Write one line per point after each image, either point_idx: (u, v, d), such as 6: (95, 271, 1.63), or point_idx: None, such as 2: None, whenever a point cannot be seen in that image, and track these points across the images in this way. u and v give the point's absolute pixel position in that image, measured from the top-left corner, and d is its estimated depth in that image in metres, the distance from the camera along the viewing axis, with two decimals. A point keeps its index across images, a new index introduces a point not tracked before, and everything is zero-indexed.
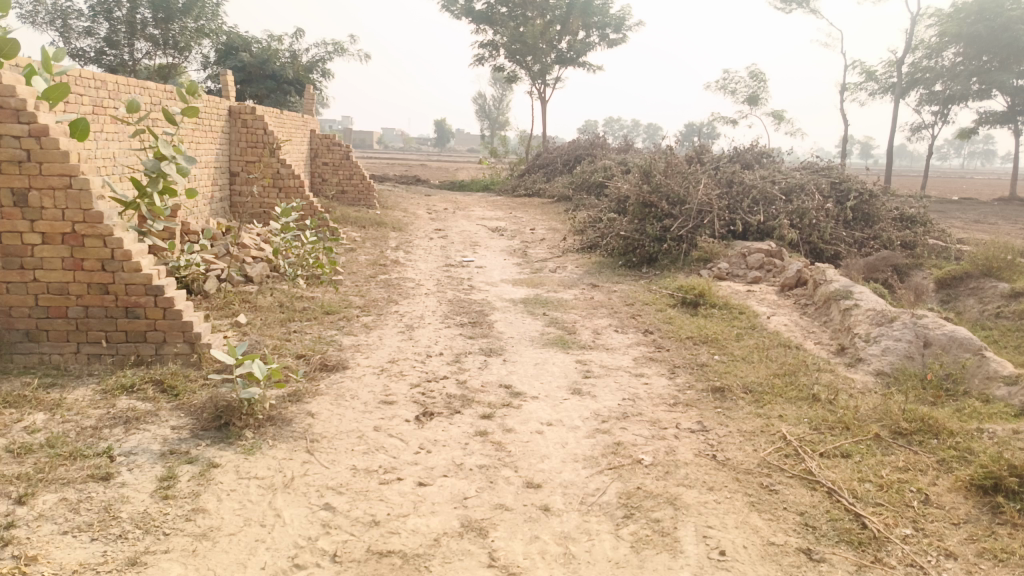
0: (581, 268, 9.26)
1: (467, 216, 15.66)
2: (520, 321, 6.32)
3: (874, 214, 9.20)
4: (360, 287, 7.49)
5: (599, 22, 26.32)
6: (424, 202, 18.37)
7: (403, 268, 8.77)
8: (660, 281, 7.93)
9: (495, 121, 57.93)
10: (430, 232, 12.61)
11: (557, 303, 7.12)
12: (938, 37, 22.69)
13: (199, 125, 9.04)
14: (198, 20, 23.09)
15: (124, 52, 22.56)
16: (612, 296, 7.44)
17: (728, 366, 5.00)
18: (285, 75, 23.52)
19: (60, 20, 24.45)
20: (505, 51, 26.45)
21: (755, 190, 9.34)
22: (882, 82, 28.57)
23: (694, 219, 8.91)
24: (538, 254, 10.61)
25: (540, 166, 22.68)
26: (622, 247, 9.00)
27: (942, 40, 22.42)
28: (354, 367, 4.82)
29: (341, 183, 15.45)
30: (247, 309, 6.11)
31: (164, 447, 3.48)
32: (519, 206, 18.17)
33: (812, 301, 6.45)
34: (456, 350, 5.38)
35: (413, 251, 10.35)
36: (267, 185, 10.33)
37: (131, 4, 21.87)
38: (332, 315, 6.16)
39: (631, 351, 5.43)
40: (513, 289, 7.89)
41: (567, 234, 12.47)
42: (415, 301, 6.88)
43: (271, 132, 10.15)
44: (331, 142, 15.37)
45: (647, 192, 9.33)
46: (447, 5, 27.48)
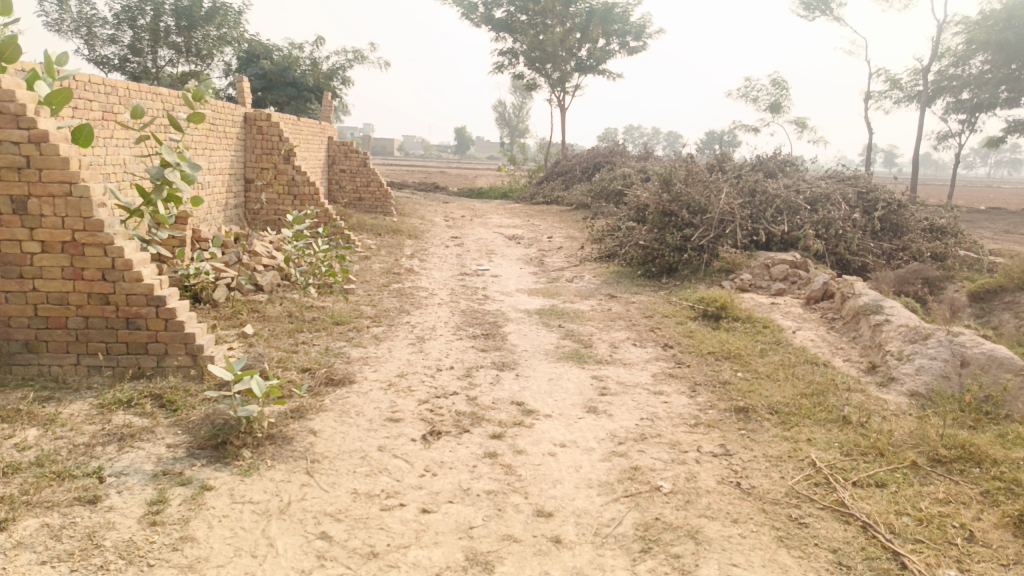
0: (599, 278, 9.04)
1: (484, 224, 15.50)
2: (535, 334, 6.12)
3: (903, 225, 8.89)
4: (372, 296, 7.33)
5: (620, 29, 26.12)
6: (442, 209, 18.25)
7: (417, 277, 8.61)
8: (680, 292, 7.69)
9: (514, 128, 57.87)
10: (447, 240, 12.45)
11: (574, 315, 6.91)
12: (965, 44, 22.18)
13: (214, 131, 8.96)
14: (220, 28, 23.24)
15: (147, 60, 22.75)
16: (630, 308, 7.21)
17: (752, 384, 4.76)
18: (305, 82, 23.57)
19: (86, 28, 24.74)
20: (524, 58, 26.32)
21: (779, 199, 9.07)
22: (908, 90, 28.04)
23: (716, 229, 8.66)
24: (555, 263, 10.42)
25: (559, 174, 22.53)
26: (641, 257, 8.77)
27: (970, 47, 21.90)
28: (361, 381, 4.65)
29: (358, 190, 15.36)
30: (255, 319, 5.97)
31: (157, 467, 3.32)
32: (537, 213, 18.00)
33: (840, 315, 6.18)
34: (468, 363, 5.18)
35: (428, 259, 10.20)
36: (282, 192, 10.23)
37: (155, 12, 22.05)
38: (342, 326, 6.00)
39: (650, 367, 5.21)
40: (529, 300, 7.69)
41: (585, 242, 12.25)
42: (427, 311, 6.70)
43: (287, 139, 10.06)
44: (348, 149, 15.30)
45: (667, 201, 9.10)
46: (467, 13, 27.44)
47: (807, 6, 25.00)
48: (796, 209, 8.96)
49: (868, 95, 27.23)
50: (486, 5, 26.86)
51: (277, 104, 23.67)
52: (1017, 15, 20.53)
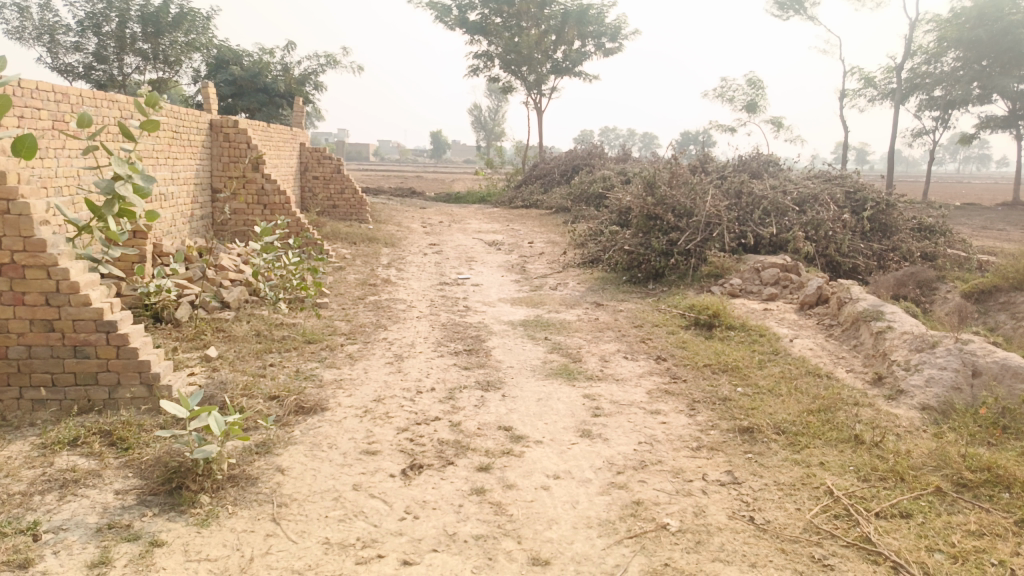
0: (584, 284, 8.75)
1: (462, 230, 15.15)
2: (519, 348, 5.79)
3: (892, 225, 8.70)
4: (347, 311, 6.96)
5: (595, 31, 25.93)
6: (419, 215, 17.86)
7: (394, 288, 8.25)
8: (668, 299, 7.42)
9: (490, 132, 57.55)
10: (424, 248, 12.10)
11: (560, 326, 6.59)
12: (937, 41, 22.35)
13: (177, 140, 8.53)
14: (188, 34, 22.69)
15: (113, 67, 22.13)
16: (618, 317, 6.92)
17: (754, 400, 4.47)
18: (277, 88, 23.08)
19: (48, 35, 24.02)
20: (499, 61, 26.04)
21: (766, 201, 8.84)
22: (881, 89, 28.18)
23: (702, 233, 8.41)
24: (537, 269, 10.10)
25: (537, 178, 22.26)
26: (627, 262, 8.50)
27: (941, 44, 22.06)
28: (335, 409, 4.29)
29: (332, 197, 14.94)
30: (221, 339, 5.57)
31: (102, 519, 2.94)
32: (516, 218, 17.69)
33: (838, 322, 5.93)
34: (450, 383, 4.85)
35: (405, 268, 9.83)
36: (251, 201, 9.82)
37: (120, 18, 21.44)
38: (315, 345, 5.63)
39: (643, 382, 4.91)
40: (512, 310, 7.37)
41: (567, 247, 11.96)
42: (406, 326, 6.34)
43: (255, 146, 9.65)
44: (321, 155, 14.88)
45: (651, 204, 8.83)
46: (440, 16, 27.09)
47: (781, 6, 25.00)
48: (783, 211, 8.73)
49: (842, 94, 27.31)
50: (460, 8, 26.54)
51: (248, 110, 23.15)
52: (988, 13, 20.69)
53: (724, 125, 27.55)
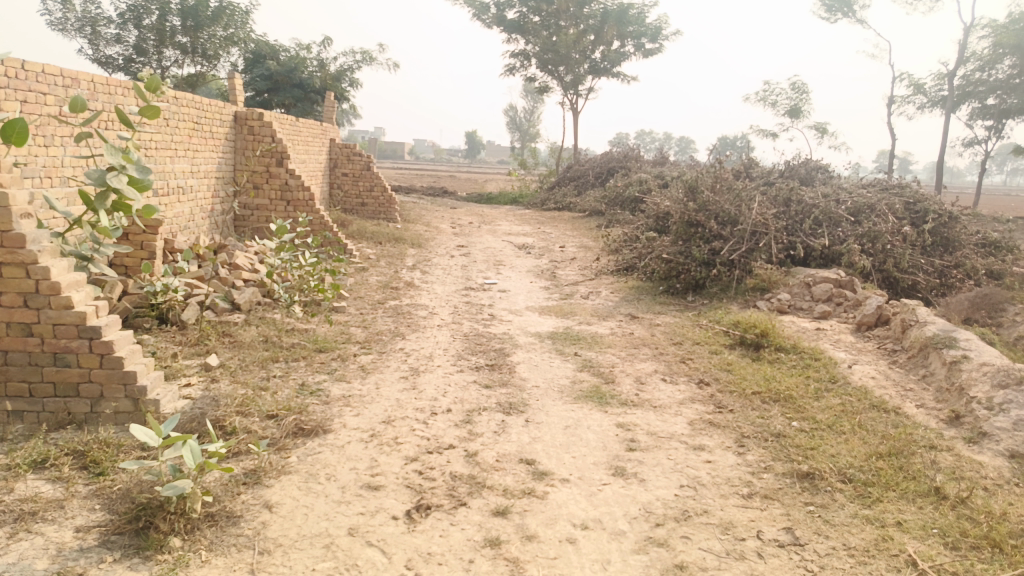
0: (617, 294, 8.22)
1: (492, 231, 14.69)
2: (547, 364, 5.30)
3: (956, 239, 8.01)
4: (365, 316, 6.54)
5: (635, 31, 25.29)
6: (449, 215, 17.48)
7: (417, 292, 7.83)
8: (710, 314, 6.87)
9: (524, 132, 57.07)
10: (452, 249, 11.66)
11: (592, 340, 6.08)
12: (991, 47, 21.20)
13: (198, 132, 8.21)
14: (227, 28, 22.61)
15: (152, 60, 22.13)
16: (655, 331, 6.39)
17: (812, 438, 3.92)
18: (312, 84, 22.89)
19: (89, 27, 24.16)
20: (536, 60, 25.56)
21: (817, 210, 8.22)
22: (931, 95, 27.05)
23: (746, 242, 7.83)
24: (569, 275, 9.60)
25: (571, 180, 21.75)
26: (664, 271, 7.95)
27: (996, 51, 20.95)
28: (338, 431, 3.85)
29: (361, 195, 14.60)
30: (226, 345, 5.18)
31: (53, 564, 2.53)
32: (548, 221, 17.20)
33: (902, 347, 5.33)
34: (468, 404, 4.38)
35: (430, 271, 9.41)
36: (274, 197, 9.44)
37: (159, 11, 21.43)
38: (325, 354, 5.21)
39: (684, 411, 4.39)
40: (541, 320, 6.88)
41: (600, 253, 11.43)
42: (425, 335, 5.89)
43: (280, 139, 9.29)
44: (351, 152, 14.55)
45: (693, 210, 8.28)
46: (477, 14, 26.73)
47: (828, 8, 24.11)
48: (836, 222, 8.10)
49: (890, 99, 26.25)
50: (498, 6, 26.11)
51: (283, 106, 23.00)
52: None
53: (765, 130, 26.75)
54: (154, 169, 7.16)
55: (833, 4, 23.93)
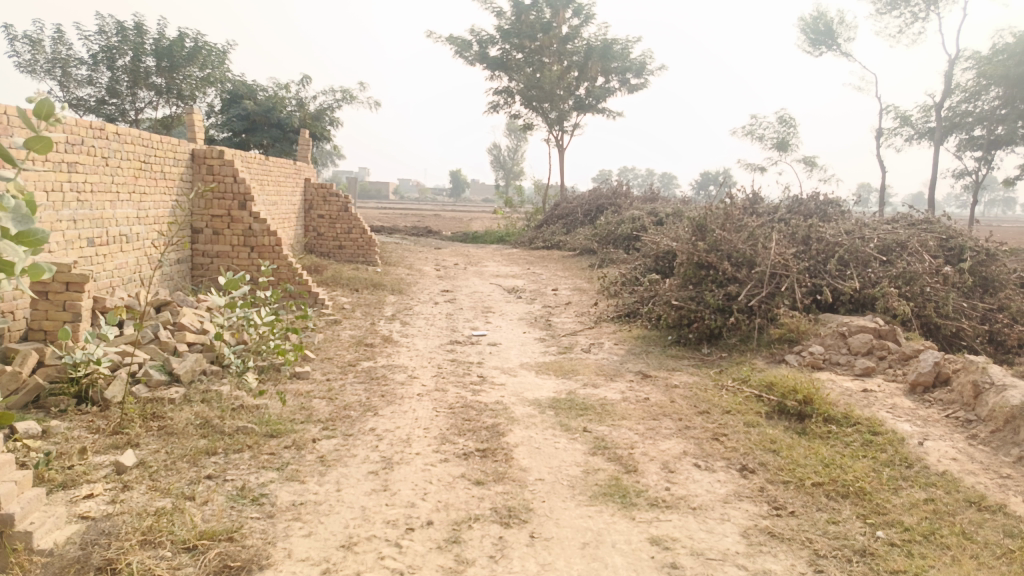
0: (621, 346, 7.31)
1: (479, 273, 13.78)
2: (551, 446, 4.33)
3: (996, 279, 7.19)
4: (332, 384, 5.55)
5: (619, 67, 24.85)
6: (433, 256, 16.56)
7: (396, 350, 6.86)
8: (732, 372, 5.96)
9: (508, 170, 56.74)
10: (436, 295, 10.72)
11: (602, 409, 5.12)
12: (976, 79, 20.88)
13: (147, 172, 7.30)
14: (204, 69, 21.89)
15: (125, 102, 21.31)
16: (674, 396, 5.44)
17: (909, 558, 2.98)
18: (292, 123, 22.13)
19: (60, 68, 23.34)
20: (520, 97, 25.00)
21: (841, 249, 7.38)
22: (916, 127, 26.71)
23: (765, 287, 6.97)
24: (565, 323, 8.67)
25: (558, 217, 21.01)
26: (674, 320, 7.06)
27: (981, 82, 20.61)
28: (280, 566, 2.85)
29: (339, 238, 13.68)
30: (153, 433, 4.18)
31: None
32: (538, 261, 16.33)
33: (979, 418, 4.43)
34: (455, 512, 3.40)
35: (411, 322, 8.45)
36: (236, 243, 8.47)
37: (133, 52, 20.65)
38: (278, 441, 4.21)
39: (732, 515, 3.43)
40: (538, 382, 5.92)
41: (597, 297, 10.53)
42: (403, 408, 4.91)
43: (243, 179, 8.38)
44: (327, 192, 13.66)
45: (703, 251, 7.42)
46: (459, 51, 26.25)
47: (812, 42, 23.82)
48: (863, 262, 7.26)
49: (876, 131, 25.89)
50: (480, 43, 25.64)
51: (262, 146, 22.18)
52: None
53: (752, 164, 26.32)
54: (89, 215, 6.23)
55: (817, 39, 23.68)
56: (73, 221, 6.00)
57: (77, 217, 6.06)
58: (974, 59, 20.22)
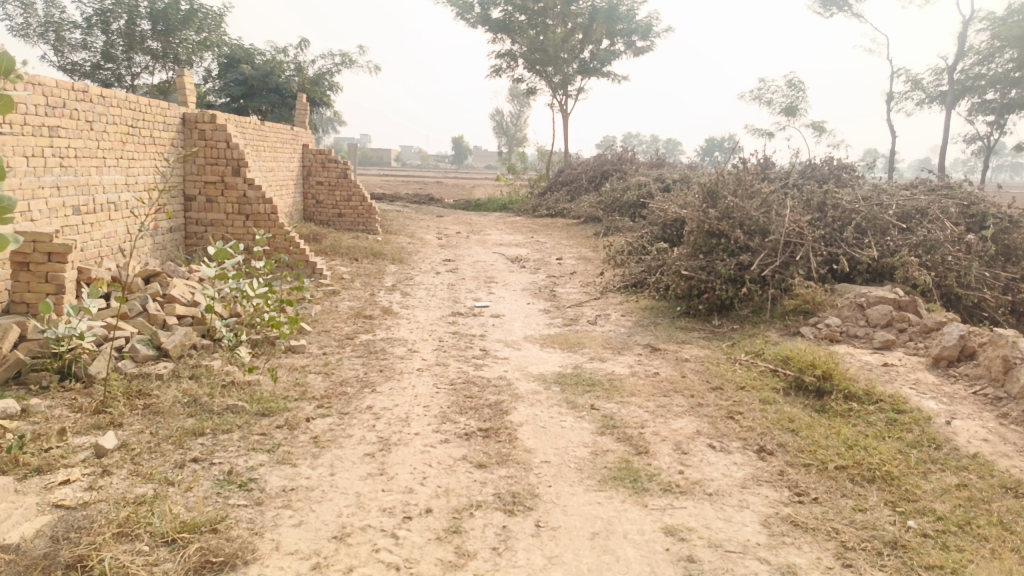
0: (629, 317, 7.06)
1: (481, 242, 13.49)
2: (557, 425, 4.11)
3: (1019, 247, 6.90)
4: (328, 359, 5.32)
5: (625, 30, 24.22)
6: (434, 225, 16.26)
7: (395, 322, 6.63)
8: (745, 346, 5.72)
9: (511, 137, 56.00)
10: (437, 264, 10.47)
11: (610, 385, 4.90)
12: (989, 40, 20.28)
13: (135, 137, 7.00)
14: (200, 32, 21.34)
15: (121, 66, 20.83)
16: (685, 370, 5.21)
17: (945, 552, 2.76)
18: (290, 88, 21.65)
19: (53, 32, 22.80)
20: (523, 60, 24.42)
21: (858, 216, 7.09)
22: (928, 91, 26.11)
23: (779, 256, 6.69)
24: (570, 294, 8.42)
25: (563, 184, 20.64)
26: (684, 290, 6.81)
27: (995, 43, 20.02)
28: (267, 561, 2.65)
29: (338, 206, 13.39)
30: (138, 412, 3.96)
31: None
32: (542, 229, 16.03)
33: (1009, 395, 4.21)
34: (456, 499, 3.19)
35: (412, 292, 8.21)
36: (230, 211, 8.20)
37: (127, 15, 20.10)
38: (269, 420, 3.99)
39: (751, 502, 3.21)
40: (543, 355, 5.69)
41: (602, 266, 10.26)
42: (402, 384, 4.69)
43: (237, 145, 8.07)
44: (326, 158, 13.32)
45: (714, 218, 7.14)
46: (461, 13, 25.59)
47: (822, 3, 23.13)
48: (882, 230, 6.97)
49: (886, 95, 25.30)
50: (482, 4, 24.98)
51: (261, 112, 21.73)
52: None
53: (760, 129, 25.80)
54: (74, 182, 5.95)
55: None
56: (56, 188, 5.73)
57: (61, 183, 5.79)
58: (989, 20, 19.63)
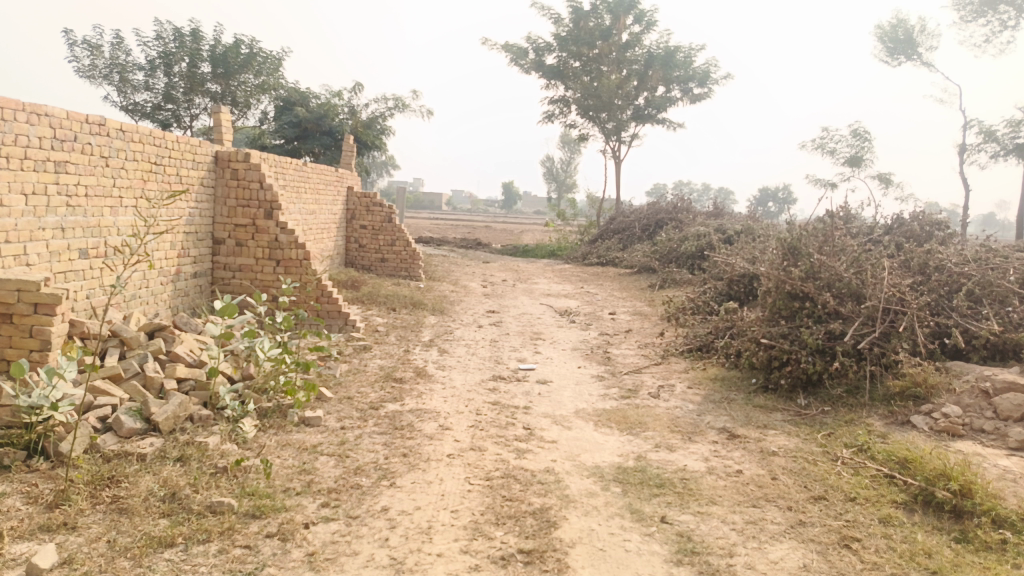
0: (696, 390, 6.13)
1: (528, 292, 12.70)
2: (620, 547, 3.21)
3: None
4: (345, 435, 4.53)
5: (682, 76, 23.56)
6: (480, 271, 15.57)
7: (429, 387, 5.83)
8: (844, 438, 4.73)
9: (562, 183, 55.54)
10: (481, 317, 9.69)
11: (683, 486, 3.97)
12: None
13: (158, 175, 6.48)
14: (259, 76, 21.49)
15: (181, 107, 21.02)
16: (775, 469, 4.26)
17: None
18: (342, 131, 21.54)
19: (120, 74, 23.30)
20: (577, 106, 23.92)
21: (970, 281, 6.07)
22: (1004, 144, 24.51)
23: (878, 326, 5.71)
24: (627, 357, 7.52)
25: (615, 232, 19.83)
26: (763, 362, 5.87)
27: None
28: None
29: (381, 250, 12.81)
30: (102, 509, 3.22)
31: None
32: (593, 279, 15.18)
33: None
34: None
35: (451, 350, 7.43)
36: (261, 256, 7.61)
37: (190, 58, 20.35)
38: (260, 526, 3.20)
39: None
40: (599, 439, 4.80)
41: (661, 324, 9.34)
42: (429, 478, 3.85)
43: (270, 186, 7.51)
44: (371, 201, 12.81)
45: (798, 279, 6.22)
46: (515, 59, 25.37)
47: (890, 52, 22.11)
48: (1000, 298, 5.94)
49: (958, 146, 23.87)
50: (536, 51, 24.73)
51: (313, 154, 21.65)
52: None
53: (822, 180, 24.61)
54: (83, 223, 5.41)
55: (895, 47, 21.93)
56: (61, 229, 5.19)
57: (67, 224, 5.24)
58: None
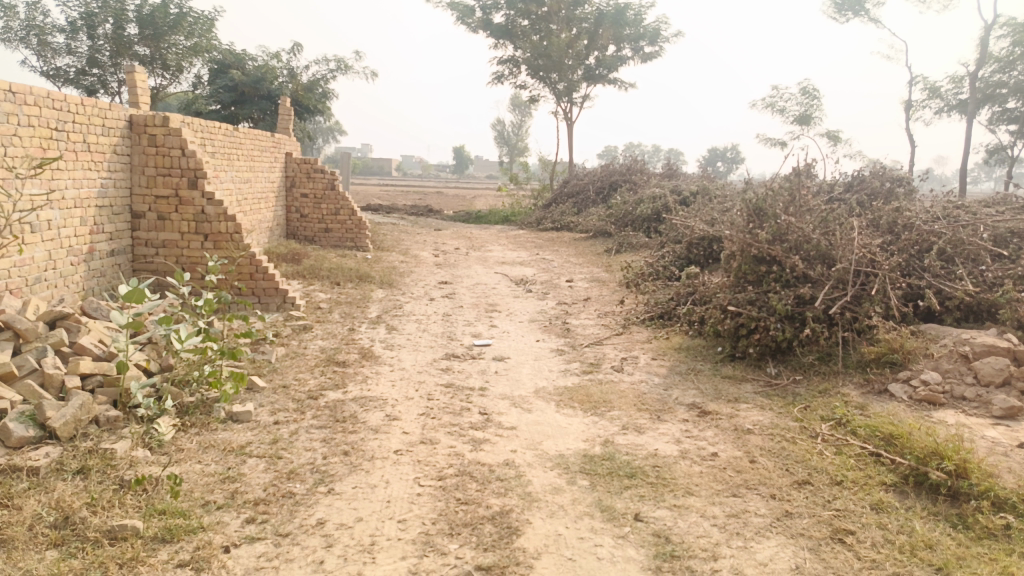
0: (661, 362, 5.79)
1: (482, 260, 12.23)
2: (591, 556, 2.83)
3: None
4: (278, 431, 4.04)
5: (632, 35, 23.03)
6: (432, 239, 15.02)
7: (375, 370, 5.34)
8: (821, 410, 4.43)
9: (514, 148, 54.79)
10: (432, 288, 9.20)
11: (656, 475, 3.60)
12: (1010, 46, 18.76)
13: (61, 142, 5.75)
14: (190, 37, 20.09)
15: (108, 73, 19.63)
16: (752, 450, 3.93)
17: None
18: (282, 95, 20.45)
19: (37, 36, 21.62)
20: (526, 66, 23.21)
21: (941, 240, 5.82)
22: (947, 100, 24.72)
23: (850, 290, 5.42)
24: (586, 327, 7.15)
25: (569, 195, 19.42)
26: (731, 330, 5.54)
27: (1015, 50, 18.46)
28: None
29: (324, 220, 12.14)
30: None
31: None
32: (548, 244, 14.77)
33: None
34: None
35: (400, 326, 6.94)
36: (186, 230, 6.95)
37: (114, 19, 18.91)
38: (169, 554, 2.71)
39: None
40: (562, 423, 4.40)
41: (619, 291, 8.99)
42: (372, 481, 3.39)
43: (194, 153, 6.82)
44: (312, 168, 12.07)
45: (765, 241, 5.89)
46: (461, 17, 24.43)
47: (839, 7, 21.93)
48: (972, 257, 5.72)
49: (904, 103, 23.98)
50: (483, 9, 23.83)
51: (252, 121, 20.55)
52: None
53: (771, 139, 24.52)
54: None
55: (843, 2, 21.73)
56: None
57: None
58: (1013, 24, 18.13)
